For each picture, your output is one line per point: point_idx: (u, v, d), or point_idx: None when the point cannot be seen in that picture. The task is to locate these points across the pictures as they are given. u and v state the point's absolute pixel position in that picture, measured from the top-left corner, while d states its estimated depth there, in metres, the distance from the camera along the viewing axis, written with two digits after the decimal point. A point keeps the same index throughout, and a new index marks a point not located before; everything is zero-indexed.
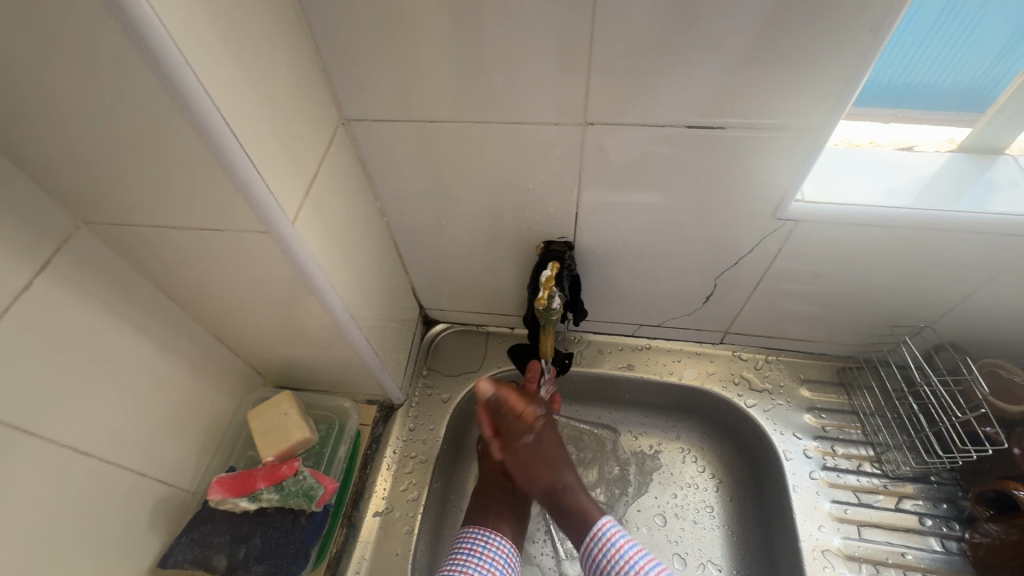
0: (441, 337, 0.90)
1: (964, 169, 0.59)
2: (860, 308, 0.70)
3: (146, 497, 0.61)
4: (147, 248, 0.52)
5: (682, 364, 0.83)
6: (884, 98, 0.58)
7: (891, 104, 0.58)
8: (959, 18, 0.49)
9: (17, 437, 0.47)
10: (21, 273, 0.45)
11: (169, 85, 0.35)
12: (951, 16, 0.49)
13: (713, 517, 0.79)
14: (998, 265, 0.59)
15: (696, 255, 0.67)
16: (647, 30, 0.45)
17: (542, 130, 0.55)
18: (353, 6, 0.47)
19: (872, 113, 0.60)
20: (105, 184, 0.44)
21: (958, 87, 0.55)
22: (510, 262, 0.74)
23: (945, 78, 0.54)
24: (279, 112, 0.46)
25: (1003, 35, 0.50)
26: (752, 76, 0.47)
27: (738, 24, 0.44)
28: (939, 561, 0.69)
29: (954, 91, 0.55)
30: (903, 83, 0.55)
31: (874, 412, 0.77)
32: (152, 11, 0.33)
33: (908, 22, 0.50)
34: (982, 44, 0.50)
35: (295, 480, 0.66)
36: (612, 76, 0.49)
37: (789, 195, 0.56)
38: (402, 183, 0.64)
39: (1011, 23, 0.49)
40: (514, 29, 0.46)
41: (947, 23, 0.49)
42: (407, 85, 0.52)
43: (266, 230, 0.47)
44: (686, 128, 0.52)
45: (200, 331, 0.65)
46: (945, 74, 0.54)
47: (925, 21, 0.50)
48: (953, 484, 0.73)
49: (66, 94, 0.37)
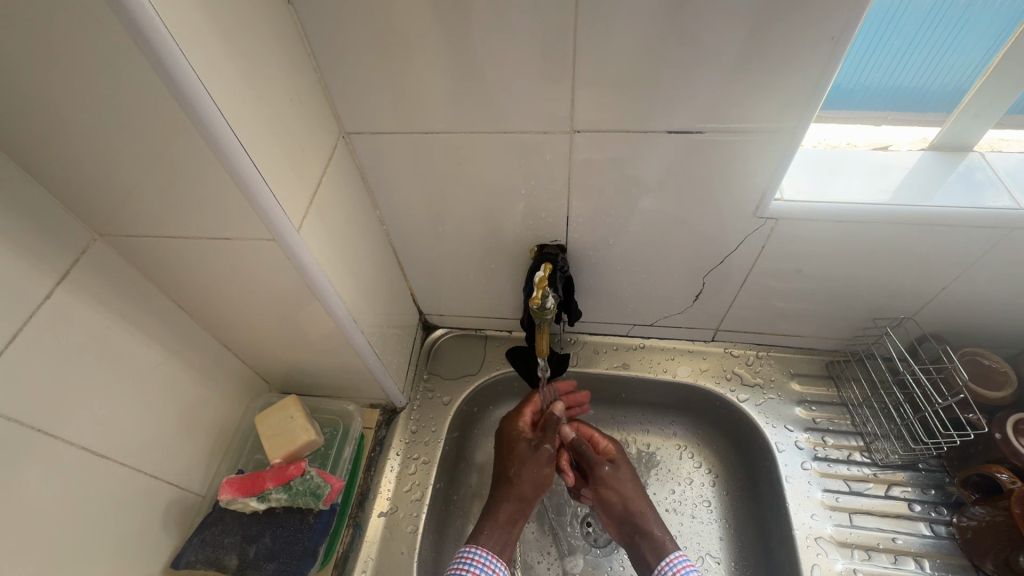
0: (441, 342, 0.92)
1: (935, 165, 0.62)
2: (842, 302, 0.73)
3: (160, 499, 0.63)
4: (159, 258, 0.55)
5: (676, 362, 0.86)
6: (872, 102, 0.60)
7: (878, 107, 0.61)
8: (942, 22, 0.51)
9: (40, 439, 0.49)
10: (42, 283, 0.48)
11: (186, 104, 0.38)
12: (936, 18, 0.51)
13: (711, 511, 0.81)
14: (971, 257, 0.62)
15: (684, 255, 0.70)
16: (627, 42, 0.48)
17: (532, 138, 0.58)
18: (351, 26, 0.50)
19: (861, 117, 0.62)
20: (121, 198, 0.47)
21: (942, 88, 0.57)
22: (506, 266, 0.76)
23: (931, 79, 0.56)
24: (283, 127, 0.49)
25: (982, 39, 0.52)
26: (726, 84, 0.50)
27: (709, 35, 0.47)
28: (929, 545, 0.71)
29: (937, 92, 0.58)
30: (890, 86, 0.57)
31: (862, 403, 0.79)
32: (170, 38, 0.36)
33: (895, 26, 0.52)
34: (961, 46, 0.53)
35: (302, 479, 0.68)
36: (596, 86, 0.52)
37: (768, 194, 0.59)
38: (400, 193, 0.67)
39: (994, 24, 0.51)
40: (502, 44, 0.50)
41: (933, 25, 0.51)
42: (403, 98, 0.55)
43: (274, 239, 0.50)
44: (668, 134, 0.55)
45: (208, 339, 0.67)
46: (930, 76, 0.56)
47: (911, 26, 0.51)
48: (941, 471, 0.75)
49: (89, 114, 0.40)
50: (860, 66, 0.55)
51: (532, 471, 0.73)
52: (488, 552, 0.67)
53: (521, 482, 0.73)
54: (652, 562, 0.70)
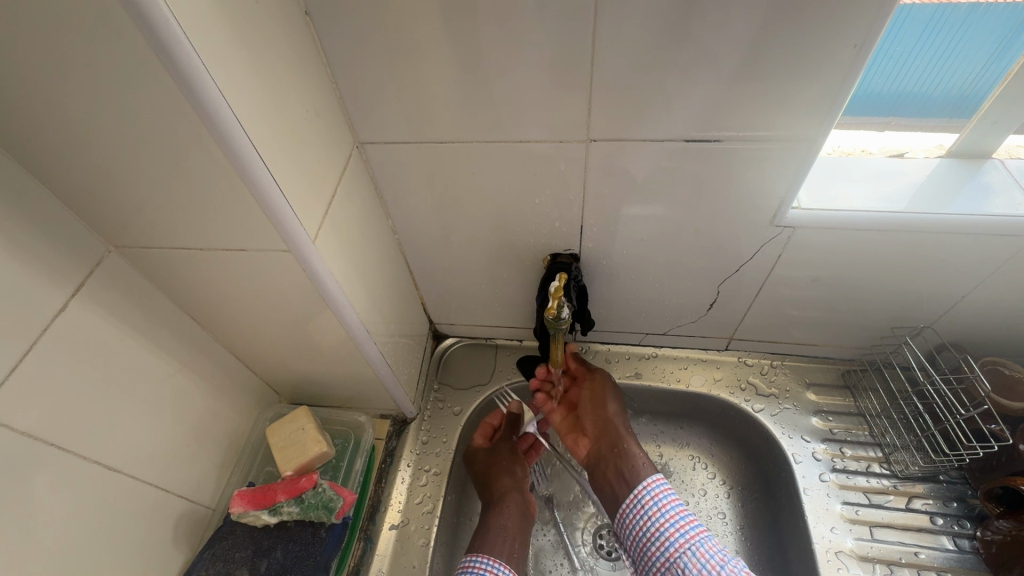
0: (451, 351, 0.91)
1: (953, 174, 0.61)
2: (861, 311, 0.72)
3: (171, 513, 0.63)
4: (173, 270, 0.55)
5: (689, 371, 0.85)
6: (881, 107, 0.59)
7: (883, 111, 0.59)
8: (944, 29, 0.50)
9: (51, 453, 0.49)
10: (58, 295, 0.48)
11: (209, 120, 0.38)
12: (938, 24, 0.50)
13: (725, 523, 0.80)
14: (993, 265, 0.61)
15: (700, 264, 0.69)
16: (646, 50, 0.48)
17: (548, 147, 0.57)
18: (366, 35, 0.49)
19: (864, 122, 0.62)
20: (137, 210, 0.47)
21: (948, 93, 0.56)
22: (518, 276, 0.76)
23: (935, 84, 0.55)
24: (298, 137, 0.48)
25: (988, 42, 0.51)
26: (744, 92, 0.50)
27: (730, 40, 0.46)
28: (952, 559, 0.69)
29: (943, 98, 0.57)
30: (894, 91, 0.56)
31: (880, 413, 0.78)
32: (195, 56, 0.36)
33: (902, 29, 0.51)
34: (970, 51, 0.52)
35: (314, 492, 0.67)
36: (613, 95, 0.51)
37: (785, 203, 0.59)
38: (413, 202, 0.67)
39: (997, 31, 0.50)
40: (520, 53, 0.49)
41: (937, 28, 0.50)
42: (417, 108, 0.55)
43: (289, 250, 0.50)
44: (685, 143, 0.55)
45: (220, 349, 0.67)
46: (935, 81, 0.55)
47: (917, 29, 0.51)
48: (962, 483, 0.74)
49: (107, 126, 0.39)
50: (865, 73, 0.55)
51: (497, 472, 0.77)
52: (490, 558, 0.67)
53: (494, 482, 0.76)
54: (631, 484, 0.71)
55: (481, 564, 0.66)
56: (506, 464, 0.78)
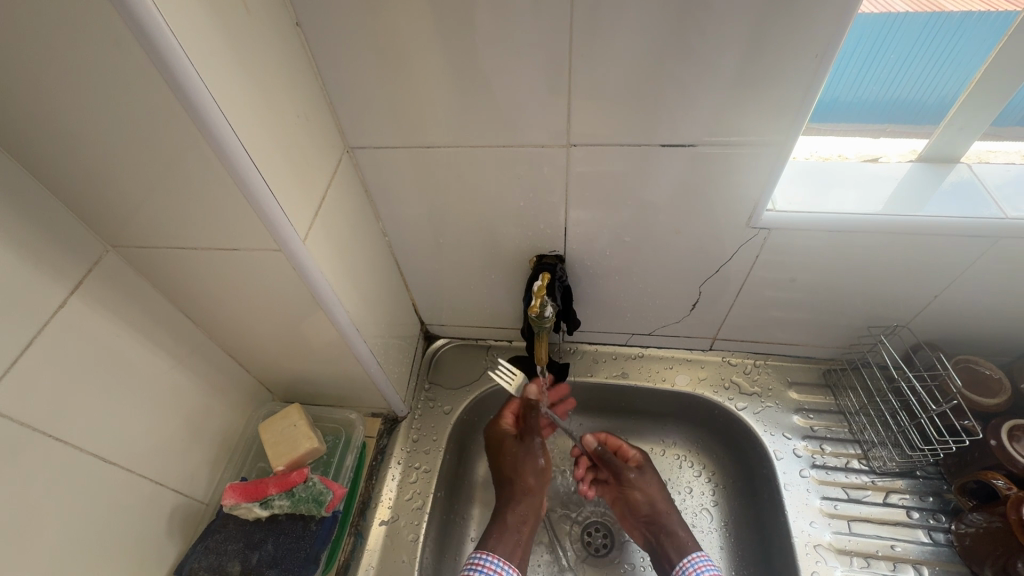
0: (442, 352, 0.94)
1: (923, 178, 0.63)
2: (837, 311, 0.74)
3: (164, 506, 0.64)
4: (168, 270, 0.57)
5: (674, 370, 0.87)
6: (875, 116, 0.62)
7: (880, 120, 0.63)
8: (938, 37, 0.53)
9: (50, 444, 0.50)
10: (57, 292, 0.50)
11: (203, 128, 0.41)
12: (932, 32, 0.53)
13: (710, 520, 0.82)
14: (961, 265, 0.63)
15: (681, 265, 0.71)
16: (620, 60, 0.50)
17: (530, 151, 0.59)
18: (353, 44, 0.52)
19: (860, 130, 0.65)
20: (131, 210, 0.49)
21: (940, 101, 0.59)
22: (504, 276, 0.78)
23: (928, 90, 0.58)
24: (290, 142, 0.51)
25: (981, 52, 0.54)
26: (716, 100, 0.52)
27: (698, 49, 0.48)
28: (928, 552, 0.71)
29: (936, 106, 0.59)
30: (890, 99, 0.59)
31: (859, 411, 0.80)
32: (191, 68, 0.38)
33: (891, 40, 0.54)
34: (959, 59, 0.55)
35: (304, 486, 0.69)
36: (591, 101, 0.54)
37: (761, 205, 0.61)
38: (401, 205, 0.69)
39: (990, 38, 0.52)
40: (501, 62, 0.52)
41: (930, 39, 0.53)
42: (403, 114, 0.57)
43: (280, 249, 0.52)
44: (661, 147, 0.57)
45: (212, 347, 0.69)
46: (928, 89, 0.58)
47: (912, 37, 0.53)
48: (939, 478, 0.76)
49: (105, 129, 0.41)
50: (859, 79, 0.58)
51: (530, 468, 0.78)
52: (500, 558, 0.69)
53: (521, 481, 0.77)
54: (675, 559, 0.72)
55: (489, 561, 0.68)
56: (532, 463, 0.78)
